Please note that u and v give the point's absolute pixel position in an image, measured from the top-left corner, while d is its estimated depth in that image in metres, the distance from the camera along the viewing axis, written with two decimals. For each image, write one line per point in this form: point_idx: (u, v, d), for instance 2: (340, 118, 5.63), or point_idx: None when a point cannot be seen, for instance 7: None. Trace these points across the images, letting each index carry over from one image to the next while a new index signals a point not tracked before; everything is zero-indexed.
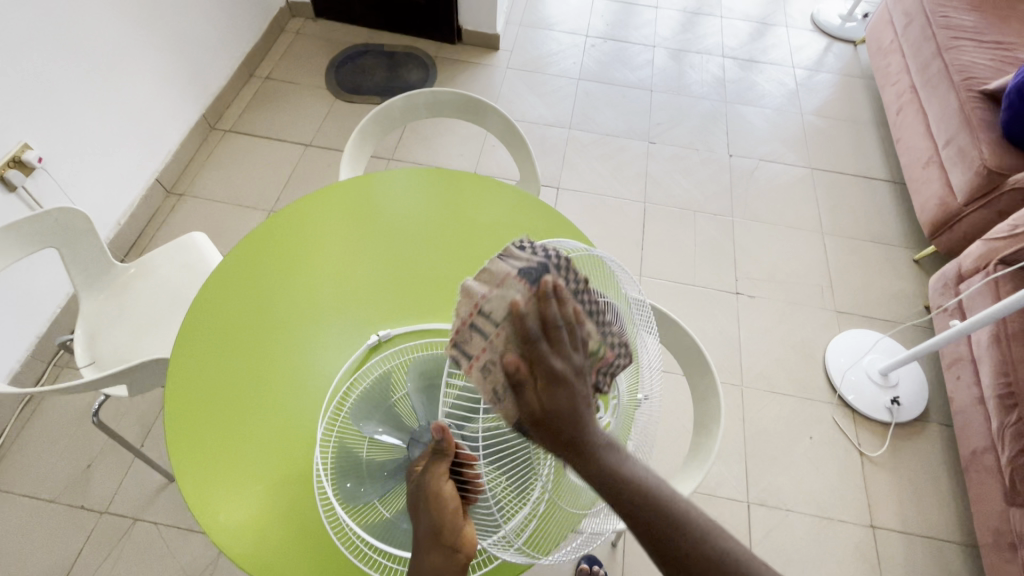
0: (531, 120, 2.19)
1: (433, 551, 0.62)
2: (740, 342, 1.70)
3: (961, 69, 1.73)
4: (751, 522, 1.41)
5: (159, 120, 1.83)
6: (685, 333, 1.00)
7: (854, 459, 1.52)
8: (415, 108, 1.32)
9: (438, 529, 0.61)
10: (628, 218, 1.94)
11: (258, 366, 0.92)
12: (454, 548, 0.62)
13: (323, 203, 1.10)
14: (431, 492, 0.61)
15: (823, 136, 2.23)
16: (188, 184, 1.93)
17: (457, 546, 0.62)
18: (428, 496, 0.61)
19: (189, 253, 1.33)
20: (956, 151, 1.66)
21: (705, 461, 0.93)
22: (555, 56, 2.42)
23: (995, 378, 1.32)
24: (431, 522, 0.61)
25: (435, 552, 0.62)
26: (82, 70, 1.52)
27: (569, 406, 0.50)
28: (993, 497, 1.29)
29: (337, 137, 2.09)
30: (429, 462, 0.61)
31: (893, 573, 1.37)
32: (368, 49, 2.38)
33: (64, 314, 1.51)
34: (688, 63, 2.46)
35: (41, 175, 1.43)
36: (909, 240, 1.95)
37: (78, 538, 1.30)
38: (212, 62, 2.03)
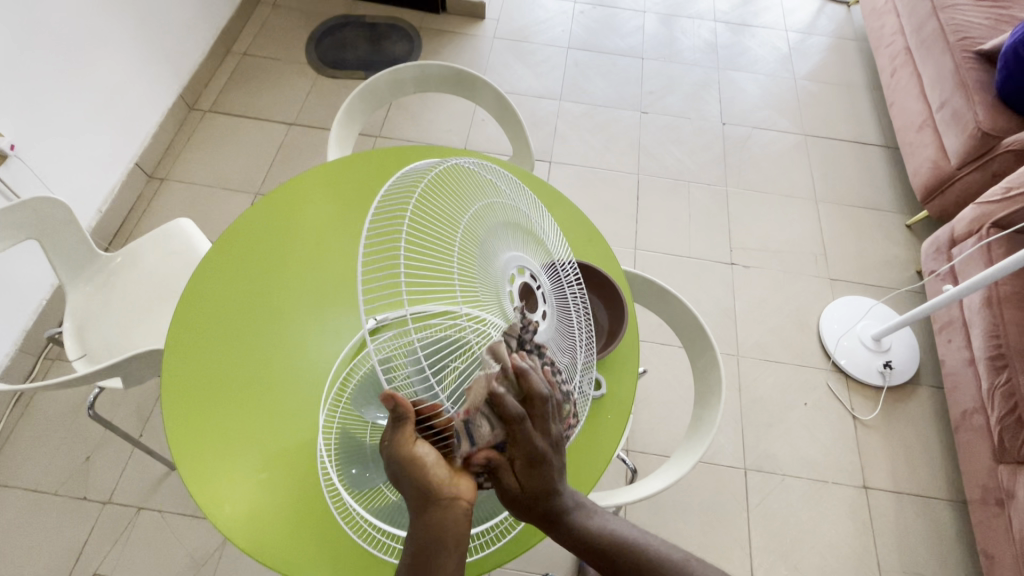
0: (521, 92, 2.13)
1: (435, 513, 0.56)
2: (736, 312, 1.71)
3: (956, 29, 1.71)
4: (748, 488, 1.45)
5: (135, 102, 1.76)
6: (685, 307, 1.00)
7: (847, 423, 1.55)
8: (402, 83, 1.28)
9: (427, 492, 0.56)
10: (622, 191, 1.92)
11: (255, 356, 0.90)
12: (454, 499, 0.56)
13: (310, 185, 1.07)
14: (409, 455, 0.56)
15: (816, 101, 2.20)
16: (170, 168, 1.87)
17: (452, 495, 0.56)
18: (405, 461, 0.57)
19: (176, 240, 1.30)
20: (951, 114, 1.65)
21: (707, 433, 0.94)
22: (543, 24, 2.35)
23: (985, 340, 1.35)
24: (417, 487, 0.56)
25: (438, 510, 0.56)
26: (50, 51, 1.45)
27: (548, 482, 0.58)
28: (982, 456, 1.33)
29: (322, 115, 2.03)
30: (395, 427, 0.57)
31: (884, 530, 1.42)
32: (348, 21, 2.29)
33: (50, 306, 1.48)
34: (679, 28, 2.39)
35: (14, 164, 1.37)
36: (901, 205, 1.95)
37: (83, 529, 1.30)
38: (186, 39, 1.95)
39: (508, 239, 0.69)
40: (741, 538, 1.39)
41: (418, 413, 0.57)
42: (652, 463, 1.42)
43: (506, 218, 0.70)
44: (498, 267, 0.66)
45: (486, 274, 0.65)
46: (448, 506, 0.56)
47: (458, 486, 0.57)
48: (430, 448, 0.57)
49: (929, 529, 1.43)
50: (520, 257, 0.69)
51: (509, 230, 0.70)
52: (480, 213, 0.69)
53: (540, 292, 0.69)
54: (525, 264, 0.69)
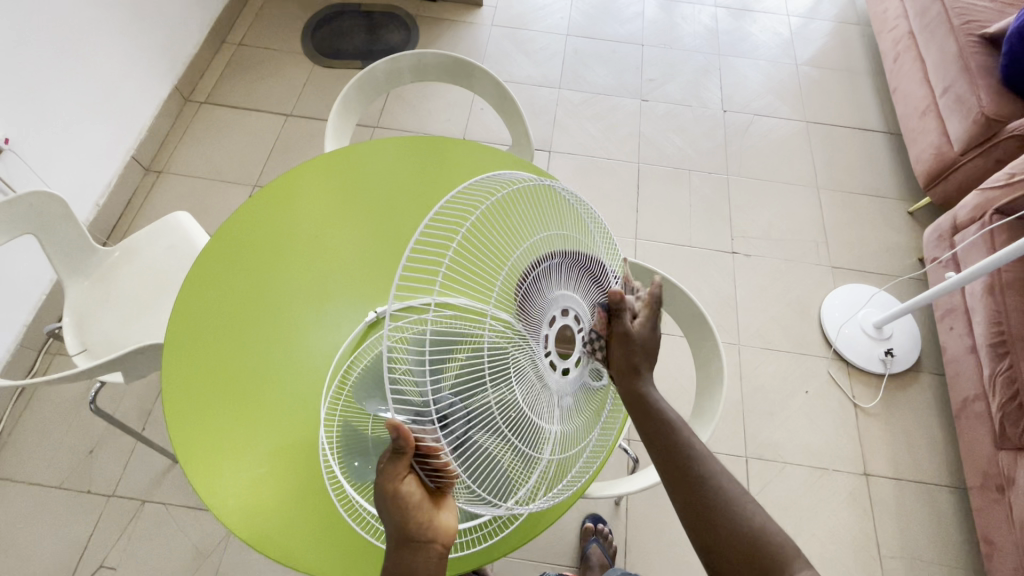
0: (519, 80, 2.11)
1: (412, 552, 0.60)
2: (737, 301, 1.71)
3: (961, 12, 1.68)
4: (749, 476, 1.45)
5: (130, 94, 1.74)
6: (685, 297, 0.99)
7: (848, 411, 1.56)
8: (399, 72, 1.26)
9: (408, 531, 0.59)
10: (623, 180, 1.90)
11: (255, 349, 0.90)
12: (430, 541, 0.59)
13: (307, 177, 1.06)
14: (390, 491, 0.58)
15: (818, 87, 2.18)
16: (166, 160, 1.86)
17: (429, 540, 0.60)
18: (388, 496, 0.59)
19: (174, 233, 1.29)
20: (954, 99, 1.63)
21: (709, 422, 0.94)
22: (541, 11, 2.32)
23: (988, 327, 1.34)
24: (397, 524, 0.59)
25: (415, 550, 0.59)
26: (42, 43, 1.43)
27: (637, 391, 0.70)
28: (983, 442, 1.33)
29: (318, 105, 2.01)
30: (389, 461, 0.57)
31: (884, 516, 1.43)
32: (344, 10, 2.26)
33: (50, 301, 1.47)
34: (679, 14, 2.36)
35: (10, 157, 1.36)
36: (903, 192, 1.94)
37: (88, 521, 1.31)
38: (180, 29, 1.92)
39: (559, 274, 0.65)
40: None
41: (415, 453, 0.56)
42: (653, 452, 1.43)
43: (569, 250, 0.68)
44: (539, 304, 0.63)
45: (526, 307, 0.64)
46: (424, 547, 0.59)
47: (437, 527, 0.60)
48: (412, 485, 0.59)
49: (929, 514, 1.44)
50: (569, 296, 0.65)
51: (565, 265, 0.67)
52: (536, 246, 0.69)
53: (580, 335, 0.65)
54: (570, 305, 0.65)
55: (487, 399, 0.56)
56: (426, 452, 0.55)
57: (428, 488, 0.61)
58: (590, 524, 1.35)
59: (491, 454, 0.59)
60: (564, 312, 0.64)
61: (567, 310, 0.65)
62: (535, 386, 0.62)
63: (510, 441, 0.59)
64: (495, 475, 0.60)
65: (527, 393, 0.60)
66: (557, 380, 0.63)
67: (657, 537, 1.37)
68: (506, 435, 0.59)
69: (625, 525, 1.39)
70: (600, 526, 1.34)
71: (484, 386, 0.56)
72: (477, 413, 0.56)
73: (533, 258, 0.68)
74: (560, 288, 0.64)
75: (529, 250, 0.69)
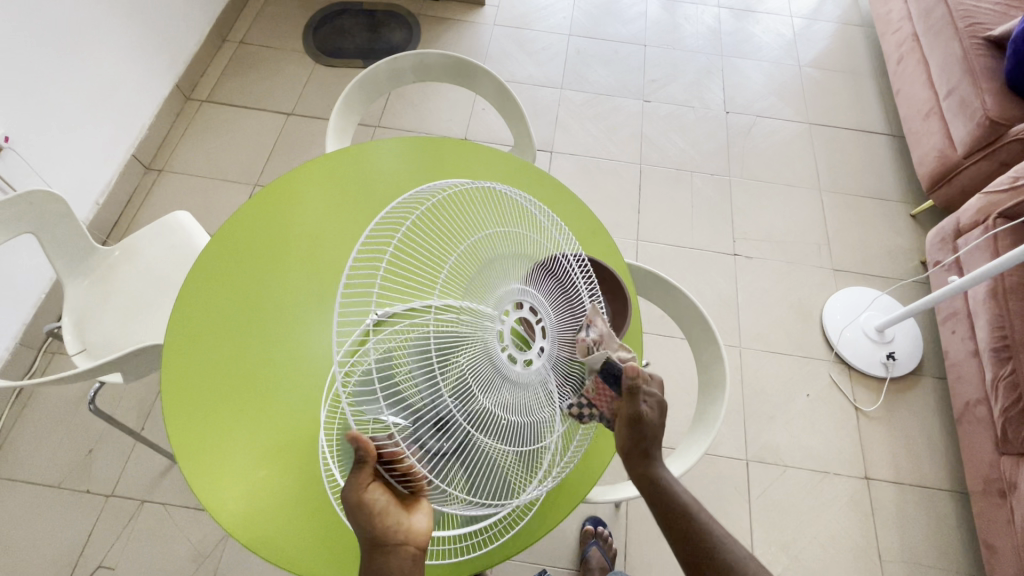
0: (521, 80, 2.11)
1: (388, 555, 0.59)
2: (738, 303, 1.70)
3: (965, 14, 1.67)
4: (750, 479, 1.45)
5: (130, 92, 1.74)
6: (688, 301, 0.99)
7: (849, 414, 1.55)
8: (402, 72, 1.25)
9: (378, 536, 0.59)
10: (624, 182, 1.90)
11: (253, 351, 0.89)
12: (401, 544, 0.59)
13: (307, 178, 1.05)
14: (356, 502, 0.59)
15: (821, 89, 2.17)
16: (167, 159, 1.85)
17: (402, 542, 0.59)
18: (354, 507, 0.59)
19: (174, 233, 1.28)
20: (958, 102, 1.63)
21: (711, 426, 0.94)
22: (543, 11, 2.31)
23: (990, 331, 1.34)
24: (366, 533, 0.59)
25: (389, 553, 0.59)
26: (43, 41, 1.42)
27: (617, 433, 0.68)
28: (985, 447, 1.33)
29: (320, 105, 2.00)
30: (353, 470, 0.59)
31: (885, 521, 1.43)
32: (346, 8, 2.25)
33: (49, 300, 1.47)
34: (682, 15, 2.35)
35: (10, 156, 1.36)
36: (906, 194, 1.93)
37: (87, 521, 1.31)
38: (181, 27, 1.92)
39: (511, 268, 0.68)
40: (742, 528, 1.39)
41: (378, 461, 0.58)
42: None
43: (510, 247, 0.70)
44: (494, 297, 0.64)
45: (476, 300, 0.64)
46: (395, 549, 0.59)
47: (408, 530, 0.59)
48: (379, 494, 0.60)
49: (930, 519, 1.44)
50: (523, 290, 0.64)
51: (511, 260, 0.69)
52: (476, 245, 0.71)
53: (540, 326, 0.63)
54: (526, 298, 0.64)
55: (472, 403, 0.57)
56: (389, 458, 0.57)
57: (398, 493, 0.61)
58: (590, 526, 1.34)
59: (479, 456, 0.58)
60: (520, 306, 0.64)
61: (522, 303, 0.64)
62: (500, 383, 0.59)
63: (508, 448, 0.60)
64: (484, 475, 0.60)
65: (503, 395, 0.59)
66: (519, 373, 0.59)
67: (657, 540, 1.37)
68: (499, 438, 0.58)
69: (625, 527, 1.38)
70: (599, 529, 1.34)
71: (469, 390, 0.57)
72: (472, 418, 0.57)
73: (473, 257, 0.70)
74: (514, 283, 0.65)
75: (473, 244, 0.71)
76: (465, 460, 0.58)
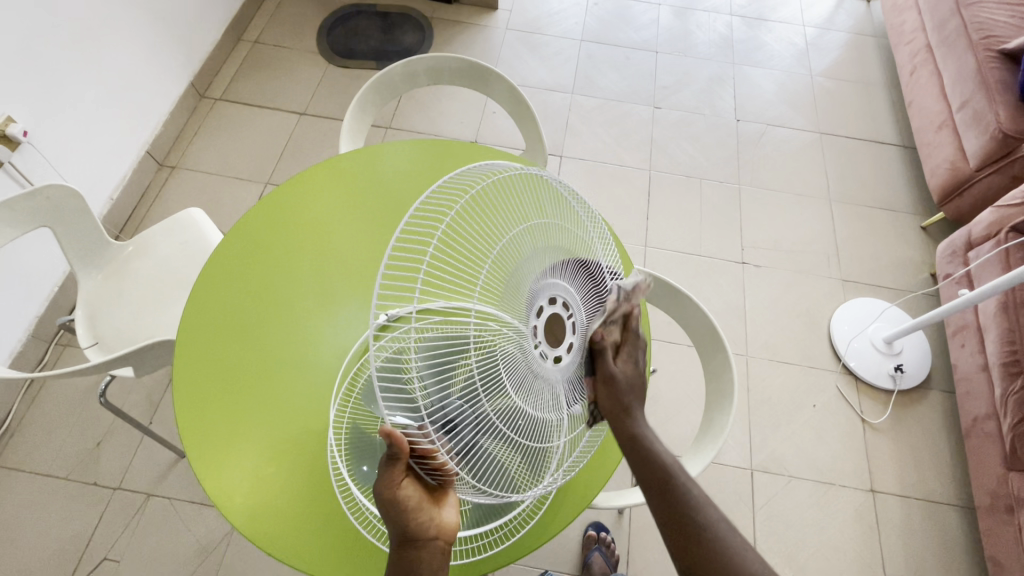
0: (533, 85, 2.11)
1: (418, 551, 0.60)
2: (746, 312, 1.70)
3: (980, 27, 1.66)
4: (754, 488, 1.44)
5: (146, 90, 1.76)
6: (698, 309, 0.99)
7: (856, 426, 1.54)
8: (415, 75, 1.26)
9: (411, 531, 0.60)
10: (633, 188, 1.90)
11: (264, 348, 0.90)
12: (433, 538, 0.61)
13: (320, 178, 1.06)
14: (390, 498, 0.59)
15: (832, 99, 2.16)
16: (180, 156, 1.87)
17: (433, 535, 0.61)
18: (388, 503, 0.60)
19: (188, 230, 1.30)
20: (971, 114, 1.62)
21: (719, 435, 0.94)
22: (556, 16, 2.32)
23: (1000, 345, 1.33)
24: (399, 528, 0.60)
25: (420, 548, 0.60)
26: (61, 37, 1.44)
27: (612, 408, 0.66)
28: (992, 462, 1.32)
29: (332, 105, 2.02)
30: (386, 466, 0.58)
31: (890, 534, 1.42)
32: (360, 10, 2.27)
33: (61, 293, 1.48)
34: (694, 22, 2.36)
35: (27, 150, 1.38)
36: (916, 206, 1.92)
37: (94, 513, 1.32)
38: (198, 25, 1.94)
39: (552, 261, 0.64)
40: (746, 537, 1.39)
41: (411, 457, 0.57)
42: None
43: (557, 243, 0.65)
44: (526, 295, 0.62)
45: (510, 300, 0.62)
46: (427, 544, 0.60)
47: (439, 525, 0.61)
48: (411, 489, 0.61)
49: (936, 534, 1.42)
50: (557, 286, 0.63)
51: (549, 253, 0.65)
52: (514, 240, 0.66)
53: (571, 323, 0.62)
54: (559, 293, 0.63)
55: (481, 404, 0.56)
56: (423, 454, 0.56)
57: (426, 487, 0.62)
58: (592, 532, 1.34)
59: (491, 454, 0.58)
60: (551, 301, 0.63)
61: (554, 298, 0.63)
62: (524, 382, 0.59)
63: (517, 449, 0.60)
64: (494, 471, 0.60)
65: (520, 395, 0.58)
66: (546, 369, 0.59)
67: (660, 547, 1.37)
68: (508, 436, 0.58)
69: (628, 534, 1.38)
70: (602, 534, 1.34)
71: (476, 393, 0.56)
72: (486, 417, 0.56)
73: (514, 252, 0.65)
74: (546, 277, 0.63)
75: (507, 242, 0.66)
76: (477, 458, 0.57)
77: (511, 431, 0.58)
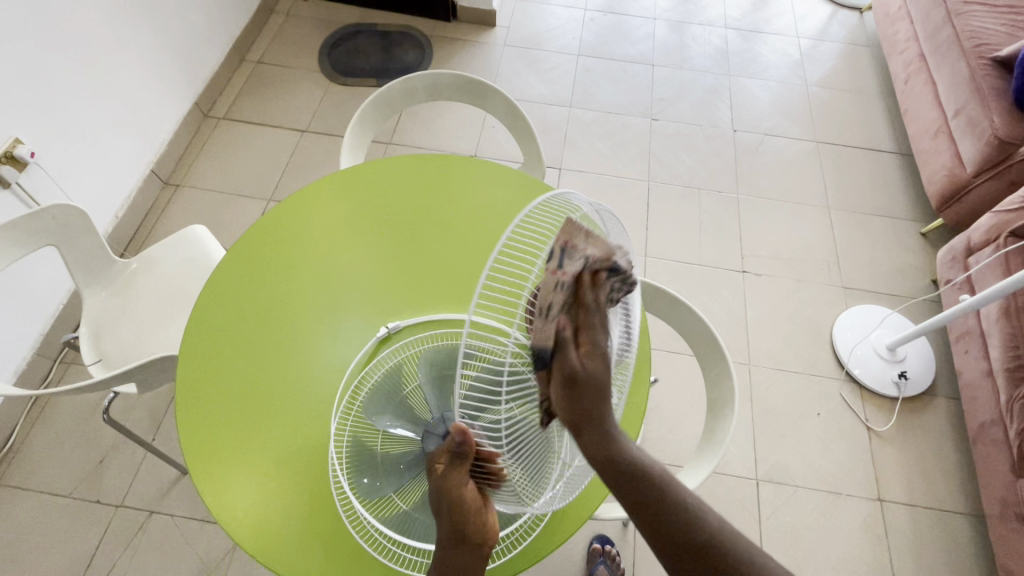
0: (530, 99, 2.14)
1: (463, 547, 0.63)
2: (747, 321, 1.70)
3: (972, 35, 1.68)
4: (761, 499, 1.43)
5: (151, 110, 1.79)
6: (696, 316, 0.99)
7: (861, 434, 1.53)
8: (414, 91, 1.28)
9: (462, 532, 0.62)
10: (632, 199, 1.91)
11: (266, 362, 0.91)
12: (482, 539, 0.63)
13: (322, 193, 1.08)
14: (458, 497, 0.60)
15: (828, 108, 2.19)
16: (185, 174, 1.90)
17: (482, 538, 0.63)
18: (454, 501, 0.60)
19: (191, 246, 1.31)
20: (966, 121, 1.63)
21: (720, 443, 0.93)
22: (553, 32, 2.36)
23: (1004, 350, 1.32)
24: (458, 528, 0.61)
25: (465, 546, 0.63)
26: (68, 61, 1.47)
27: (603, 382, 0.51)
28: (1001, 468, 1.30)
29: (334, 122, 2.05)
30: (450, 466, 0.60)
31: (899, 543, 1.40)
32: (360, 29, 2.32)
33: (66, 311, 1.49)
34: (690, 35, 2.39)
35: (35, 171, 1.40)
36: (915, 212, 1.93)
37: (97, 531, 1.31)
38: (201, 46, 1.97)
39: None
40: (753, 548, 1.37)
41: (476, 458, 0.59)
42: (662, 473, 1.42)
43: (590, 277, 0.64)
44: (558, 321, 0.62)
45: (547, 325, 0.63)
46: (475, 544, 0.63)
47: (486, 527, 0.63)
48: (472, 488, 0.62)
49: (946, 543, 1.40)
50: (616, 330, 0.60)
51: None
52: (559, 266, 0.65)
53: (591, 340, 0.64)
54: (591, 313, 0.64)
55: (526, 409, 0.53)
56: (485, 457, 0.58)
57: (481, 489, 0.64)
58: (597, 545, 1.33)
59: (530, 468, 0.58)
60: None
61: None
62: None
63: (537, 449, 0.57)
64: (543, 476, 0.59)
65: None
66: None
67: None
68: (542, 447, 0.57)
69: (634, 547, 1.37)
70: (608, 547, 1.32)
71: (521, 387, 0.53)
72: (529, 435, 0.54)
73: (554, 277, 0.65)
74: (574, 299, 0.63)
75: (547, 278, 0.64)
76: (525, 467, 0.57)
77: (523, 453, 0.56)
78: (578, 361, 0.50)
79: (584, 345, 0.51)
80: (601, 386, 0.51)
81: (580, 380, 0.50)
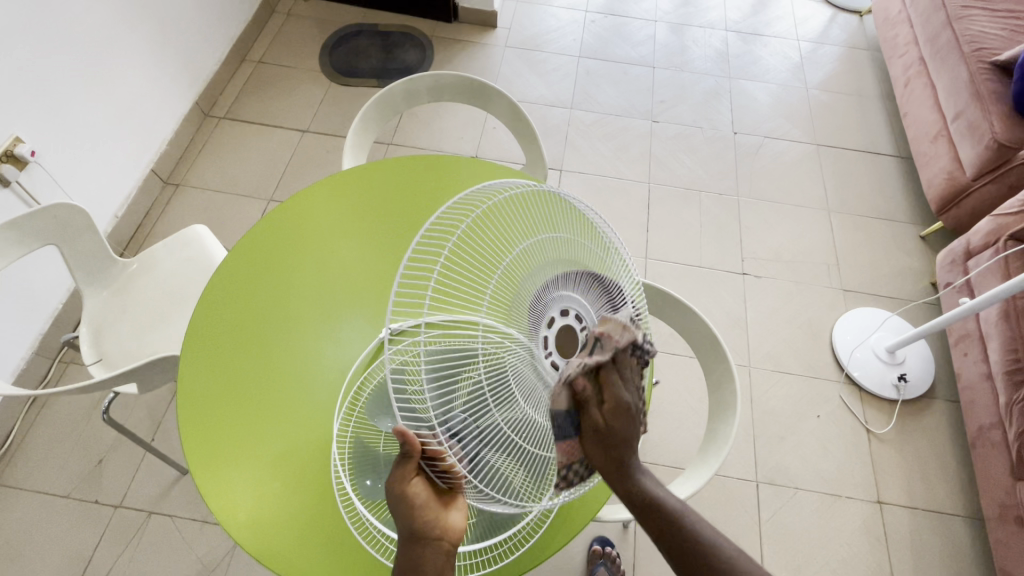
0: (532, 101, 2.14)
1: (426, 549, 0.61)
2: (747, 323, 1.70)
3: (971, 40, 1.69)
4: (760, 501, 1.43)
5: (151, 110, 1.79)
6: (698, 317, 0.99)
7: (861, 436, 1.54)
8: (417, 92, 1.28)
9: (419, 533, 0.61)
10: (633, 200, 1.92)
11: (267, 363, 0.90)
12: (438, 539, 0.61)
13: (323, 193, 1.08)
14: (399, 493, 0.61)
15: (828, 111, 2.19)
16: (185, 174, 1.90)
17: (440, 536, 0.61)
18: (402, 499, 0.61)
19: (191, 246, 1.31)
20: (965, 125, 1.64)
21: (722, 447, 0.93)
22: (554, 33, 2.36)
23: (1003, 353, 1.33)
24: (406, 526, 0.61)
25: (427, 548, 0.61)
26: (68, 60, 1.47)
27: (628, 437, 0.57)
28: (1000, 472, 1.30)
29: (335, 123, 2.05)
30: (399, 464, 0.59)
31: (898, 546, 1.40)
32: (362, 30, 2.32)
33: (65, 310, 1.49)
34: (690, 38, 2.40)
35: (35, 170, 1.40)
36: (915, 215, 1.94)
37: (95, 532, 1.31)
38: (202, 46, 1.97)
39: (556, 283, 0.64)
40: (752, 551, 1.37)
41: (423, 457, 0.56)
42: (662, 475, 1.42)
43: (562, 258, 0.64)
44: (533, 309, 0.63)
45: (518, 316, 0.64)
46: (433, 545, 0.61)
47: (446, 527, 0.62)
48: (422, 486, 0.62)
49: (945, 546, 1.41)
50: (568, 298, 0.63)
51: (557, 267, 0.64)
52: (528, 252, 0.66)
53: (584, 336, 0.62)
54: (574, 307, 0.63)
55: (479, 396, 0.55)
56: (432, 455, 0.55)
57: (435, 488, 0.63)
58: (597, 547, 1.33)
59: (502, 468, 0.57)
60: (564, 313, 0.63)
61: (567, 311, 0.63)
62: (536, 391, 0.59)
63: (508, 443, 0.57)
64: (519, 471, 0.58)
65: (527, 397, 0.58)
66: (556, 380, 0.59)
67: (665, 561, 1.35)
68: (514, 442, 0.57)
69: (634, 549, 1.37)
70: (607, 549, 1.32)
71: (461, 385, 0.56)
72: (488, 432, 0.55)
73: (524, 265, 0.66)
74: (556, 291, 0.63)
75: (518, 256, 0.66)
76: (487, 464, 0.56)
77: (487, 431, 0.55)
78: (601, 418, 0.55)
79: (608, 408, 0.55)
80: (626, 440, 0.57)
81: (603, 438, 0.56)
